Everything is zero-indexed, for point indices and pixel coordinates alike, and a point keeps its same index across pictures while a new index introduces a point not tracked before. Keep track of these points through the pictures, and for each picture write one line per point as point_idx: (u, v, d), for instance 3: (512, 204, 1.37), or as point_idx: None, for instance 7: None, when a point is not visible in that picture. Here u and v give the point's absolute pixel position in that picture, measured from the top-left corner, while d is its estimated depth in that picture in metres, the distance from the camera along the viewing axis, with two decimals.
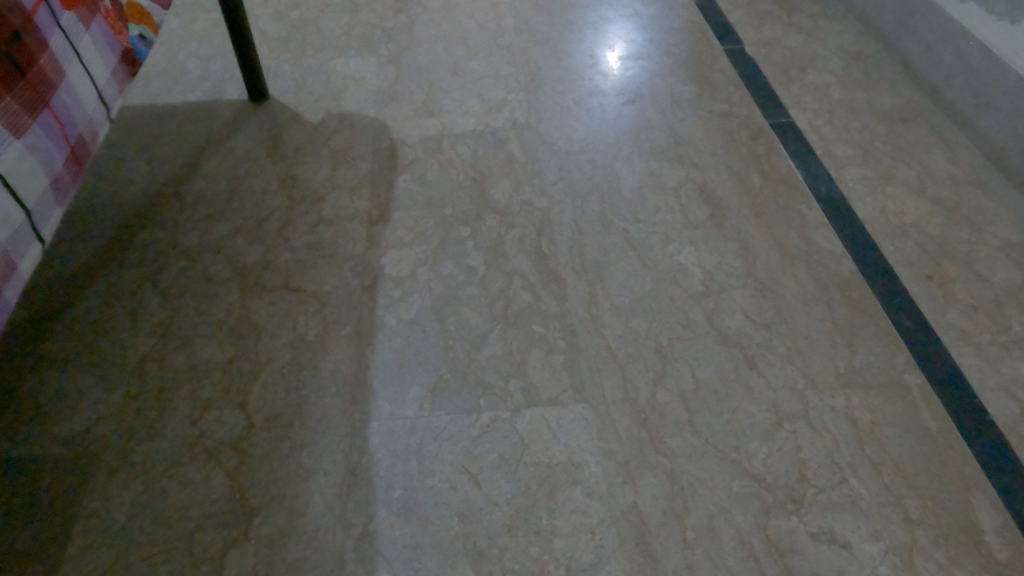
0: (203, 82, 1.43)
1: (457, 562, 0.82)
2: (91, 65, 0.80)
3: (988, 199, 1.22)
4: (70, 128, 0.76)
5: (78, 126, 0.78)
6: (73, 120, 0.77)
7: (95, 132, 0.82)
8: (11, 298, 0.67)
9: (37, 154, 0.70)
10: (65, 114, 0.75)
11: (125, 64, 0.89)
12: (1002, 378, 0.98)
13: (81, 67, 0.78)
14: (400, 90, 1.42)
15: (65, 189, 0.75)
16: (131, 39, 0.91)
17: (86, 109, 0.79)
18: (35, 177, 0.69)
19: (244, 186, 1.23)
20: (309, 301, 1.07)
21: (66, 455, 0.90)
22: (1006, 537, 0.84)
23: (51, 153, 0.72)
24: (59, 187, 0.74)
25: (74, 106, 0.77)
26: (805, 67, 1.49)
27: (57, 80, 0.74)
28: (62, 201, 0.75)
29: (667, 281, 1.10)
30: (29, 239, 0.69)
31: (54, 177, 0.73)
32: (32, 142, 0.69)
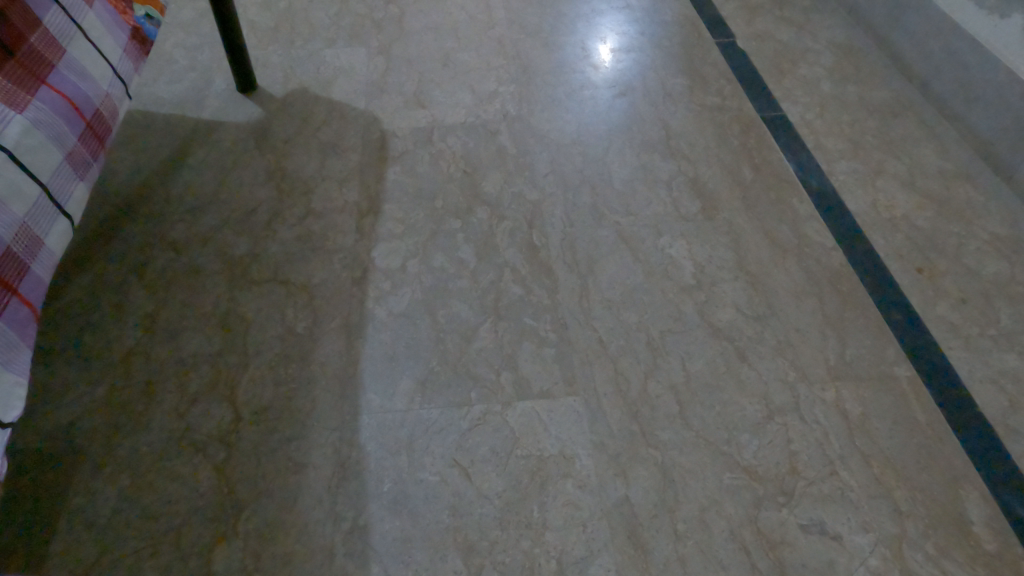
0: (190, 72, 1.41)
1: (448, 555, 0.81)
2: (96, 41, 0.79)
3: (977, 193, 1.22)
4: (83, 102, 0.75)
5: (91, 102, 0.76)
6: (85, 95, 0.76)
7: (112, 110, 0.80)
8: (37, 276, 0.66)
9: (48, 129, 0.68)
10: (73, 88, 0.74)
11: (134, 41, 0.87)
12: (991, 371, 0.99)
13: (85, 44, 0.77)
14: (390, 81, 1.41)
15: (81, 165, 0.74)
16: (139, 18, 0.89)
17: (99, 85, 0.79)
18: (47, 152, 0.68)
19: (232, 178, 1.21)
20: (298, 294, 1.05)
21: (50, 448, 0.89)
22: (995, 528, 0.84)
23: (64, 127, 0.71)
24: (75, 162, 0.73)
25: (84, 81, 0.76)
26: (796, 60, 1.49)
27: (56, 56, 0.72)
28: (80, 177, 0.74)
29: (659, 274, 1.09)
30: (46, 215, 0.67)
31: (68, 152, 0.71)
32: (36, 117, 0.67)
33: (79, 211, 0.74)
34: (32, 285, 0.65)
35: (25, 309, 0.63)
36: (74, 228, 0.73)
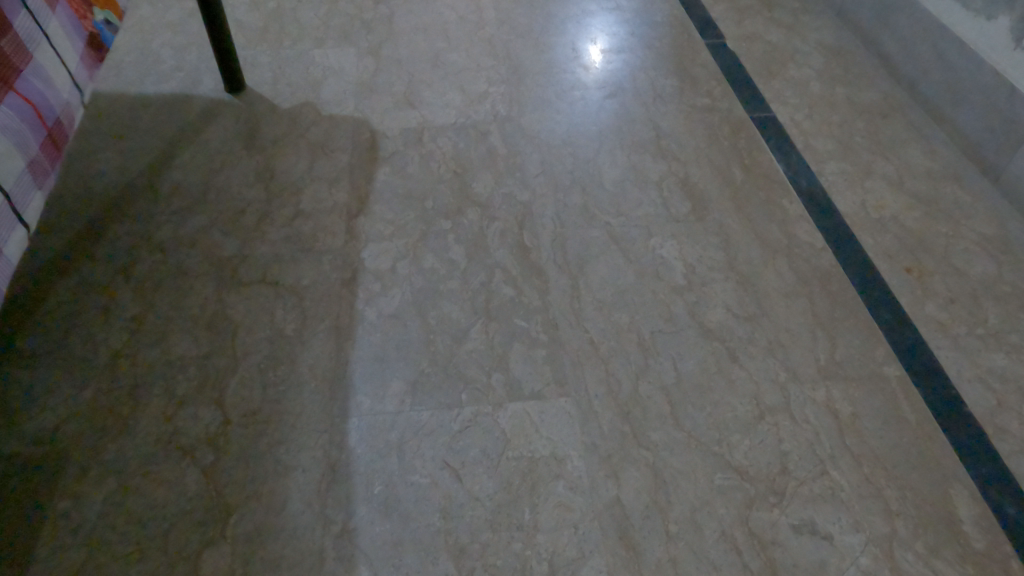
0: (178, 72, 1.40)
1: (439, 558, 0.81)
2: (60, 48, 0.79)
3: (965, 193, 1.23)
4: (46, 109, 0.75)
5: (54, 109, 0.76)
6: (48, 101, 0.75)
7: (71, 116, 0.81)
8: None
9: (13, 136, 0.68)
10: (38, 94, 0.73)
11: (93, 48, 0.87)
12: (979, 370, 0.99)
13: (49, 49, 0.77)
14: (380, 82, 1.40)
15: (43, 172, 0.74)
16: (98, 23, 0.89)
17: (61, 92, 0.78)
18: (11, 160, 0.68)
19: (220, 178, 1.20)
20: (287, 295, 1.05)
21: (35, 453, 0.88)
22: (984, 527, 0.85)
23: (26, 135, 0.71)
24: (35, 170, 0.73)
25: (48, 87, 0.76)
26: (786, 62, 1.50)
27: (23, 61, 0.71)
28: (42, 184, 0.74)
29: (650, 275, 1.09)
30: (9, 223, 0.68)
31: (32, 160, 0.72)
32: (3, 123, 0.67)
33: (35, 220, 0.74)
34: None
35: None
36: (31, 236, 0.73)
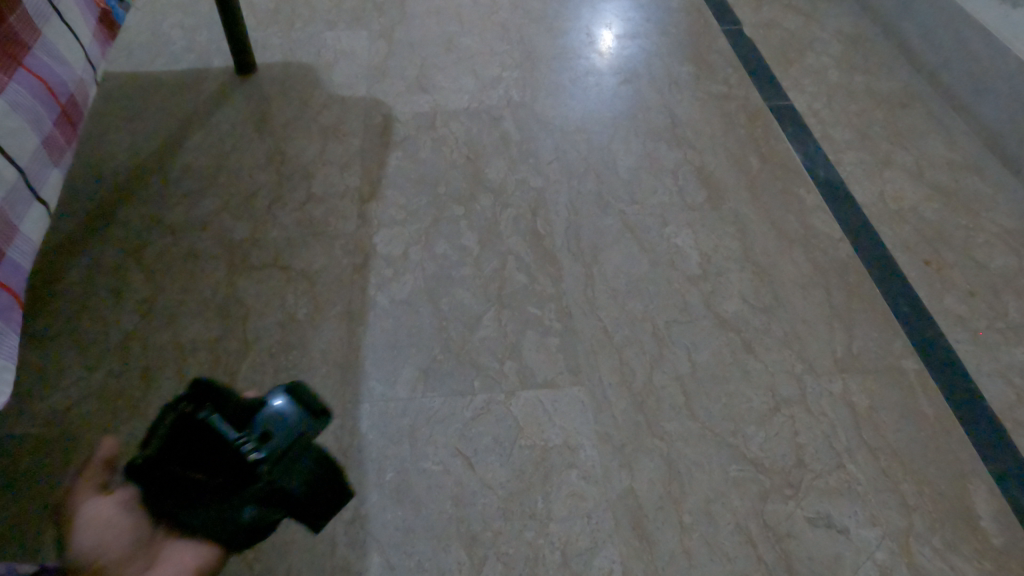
0: (188, 54, 1.39)
1: (451, 545, 0.80)
2: (73, 23, 0.77)
3: (985, 184, 1.21)
4: (60, 86, 0.74)
5: (68, 86, 0.75)
6: (63, 77, 0.74)
7: (86, 94, 0.80)
8: (17, 261, 0.65)
9: (25, 111, 0.67)
10: (52, 69, 0.72)
11: (104, 25, 0.86)
12: (998, 364, 0.98)
13: (61, 25, 0.75)
14: (392, 66, 1.38)
15: (60, 150, 0.73)
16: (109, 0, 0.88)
17: (75, 68, 0.77)
18: (26, 135, 0.66)
19: (231, 161, 1.19)
20: (298, 280, 1.04)
21: (47, 435, 0.88)
22: (1002, 522, 0.84)
23: (41, 111, 0.69)
24: (51, 147, 0.72)
25: (62, 63, 0.74)
26: (803, 49, 1.47)
27: (33, 39, 0.70)
28: (59, 161, 0.73)
29: (664, 264, 1.08)
30: (26, 199, 0.66)
31: (47, 137, 0.70)
32: (14, 98, 0.65)
33: (53, 198, 0.73)
34: (9, 270, 0.63)
35: (11, 295, 0.62)
36: (50, 215, 0.72)
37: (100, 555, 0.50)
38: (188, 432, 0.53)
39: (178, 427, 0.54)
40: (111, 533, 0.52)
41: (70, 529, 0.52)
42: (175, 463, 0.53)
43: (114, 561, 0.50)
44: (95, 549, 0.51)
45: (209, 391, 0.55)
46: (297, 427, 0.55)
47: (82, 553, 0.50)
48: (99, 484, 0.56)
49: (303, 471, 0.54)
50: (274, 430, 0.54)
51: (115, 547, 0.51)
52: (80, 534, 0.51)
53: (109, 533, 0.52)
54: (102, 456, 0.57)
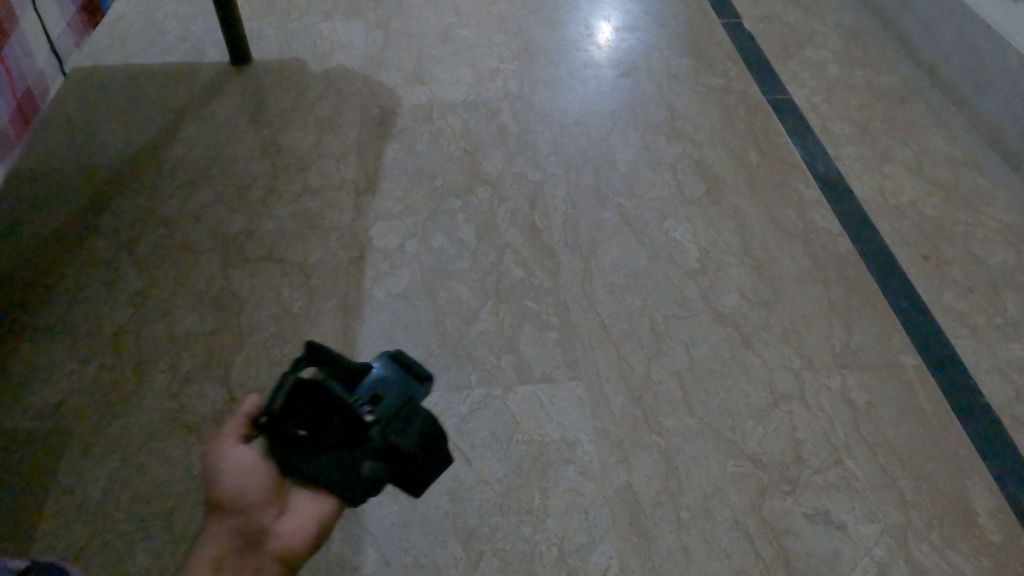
0: (183, 43, 1.37)
1: (447, 541, 0.80)
2: (45, 14, 0.76)
3: (985, 180, 1.20)
4: (19, 78, 0.72)
5: (28, 80, 0.74)
6: (23, 69, 0.73)
7: (46, 87, 0.78)
8: None
9: None
10: (14, 60, 0.71)
11: (79, 16, 0.85)
12: (997, 360, 0.98)
13: (33, 15, 0.74)
14: (389, 57, 1.37)
15: (8, 145, 0.71)
16: None
17: (37, 61, 0.76)
18: None
19: (226, 152, 1.18)
20: (294, 273, 1.03)
21: (39, 428, 0.87)
22: (1000, 519, 0.83)
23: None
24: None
25: (25, 54, 0.73)
26: (803, 43, 1.46)
27: (8, 27, 0.69)
28: (3, 156, 0.71)
29: (663, 258, 1.07)
30: None
31: None
32: None
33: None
34: None
35: None
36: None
37: (246, 498, 0.62)
38: (309, 392, 0.63)
39: (300, 388, 0.63)
40: (253, 480, 0.64)
41: (220, 470, 0.64)
42: (298, 418, 0.63)
43: (258, 507, 0.62)
44: (238, 492, 0.62)
45: (325, 358, 0.64)
46: (403, 390, 0.66)
47: (232, 491, 0.62)
48: (238, 433, 0.67)
49: (411, 428, 0.64)
50: (384, 392, 0.65)
51: (257, 492, 0.63)
52: (229, 475, 0.63)
53: (251, 479, 0.63)
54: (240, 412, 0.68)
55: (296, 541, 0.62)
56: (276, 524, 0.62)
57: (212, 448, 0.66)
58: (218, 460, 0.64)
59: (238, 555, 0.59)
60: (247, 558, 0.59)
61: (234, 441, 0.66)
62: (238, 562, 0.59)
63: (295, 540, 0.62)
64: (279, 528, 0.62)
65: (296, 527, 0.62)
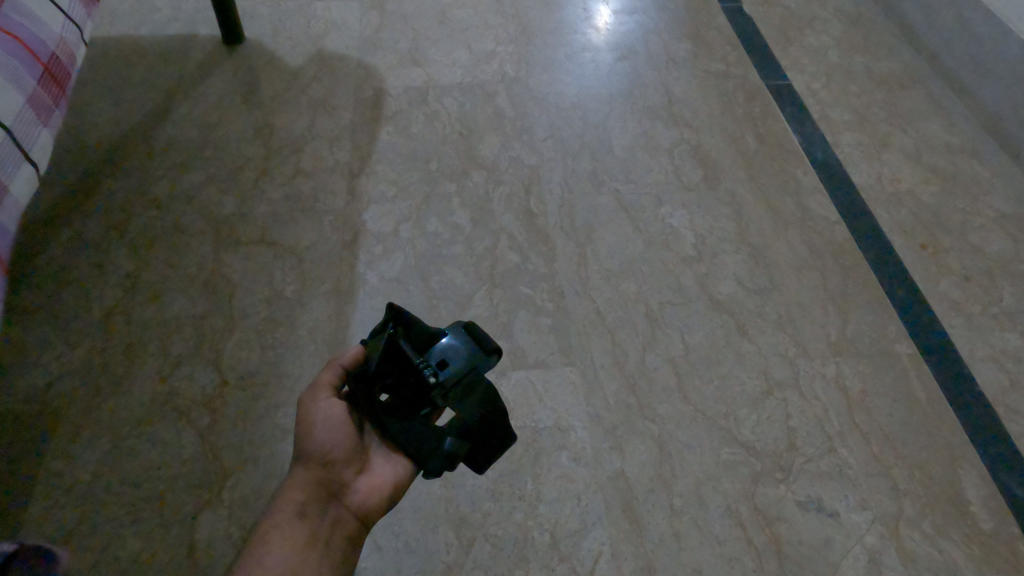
0: (174, 22, 1.34)
1: (439, 527, 0.80)
2: None
3: (983, 168, 1.20)
4: (40, 45, 0.74)
5: (49, 44, 0.76)
6: (41, 37, 0.75)
7: (70, 53, 0.80)
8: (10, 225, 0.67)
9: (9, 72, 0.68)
10: (30, 30, 0.73)
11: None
12: (992, 349, 0.98)
13: None
14: (383, 38, 1.35)
15: (47, 110, 0.74)
16: None
17: (53, 28, 0.78)
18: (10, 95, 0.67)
19: (218, 133, 1.16)
20: (286, 256, 1.02)
21: (28, 410, 0.86)
22: (992, 508, 0.84)
23: (24, 72, 0.70)
24: (39, 108, 0.73)
25: (38, 24, 0.75)
26: (803, 28, 1.44)
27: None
28: (47, 122, 0.74)
29: (659, 244, 1.07)
30: (19, 161, 0.68)
31: (31, 96, 0.71)
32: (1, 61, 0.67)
33: (46, 160, 0.74)
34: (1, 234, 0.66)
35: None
36: (42, 176, 0.74)
37: (331, 452, 0.62)
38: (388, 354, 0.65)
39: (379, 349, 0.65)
40: (337, 435, 0.63)
41: (309, 421, 0.63)
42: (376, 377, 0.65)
43: (340, 463, 0.62)
44: (324, 444, 0.62)
45: (404, 317, 0.66)
46: (470, 361, 0.64)
47: (316, 444, 0.62)
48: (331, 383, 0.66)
49: (474, 399, 0.62)
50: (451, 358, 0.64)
51: (341, 448, 0.62)
52: (317, 427, 0.62)
53: (337, 434, 0.63)
54: (340, 362, 0.67)
55: (373, 500, 0.62)
56: (355, 483, 0.62)
57: (307, 396, 0.65)
58: (309, 411, 0.64)
59: (319, 505, 0.59)
60: (328, 510, 0.59)
61: (327, 391, 0.66)
62: (319, 512, 0.59)
63: (372, 500, 0.62)
64: (357, 485, 0.62)
65: (373, 488, 0.62)
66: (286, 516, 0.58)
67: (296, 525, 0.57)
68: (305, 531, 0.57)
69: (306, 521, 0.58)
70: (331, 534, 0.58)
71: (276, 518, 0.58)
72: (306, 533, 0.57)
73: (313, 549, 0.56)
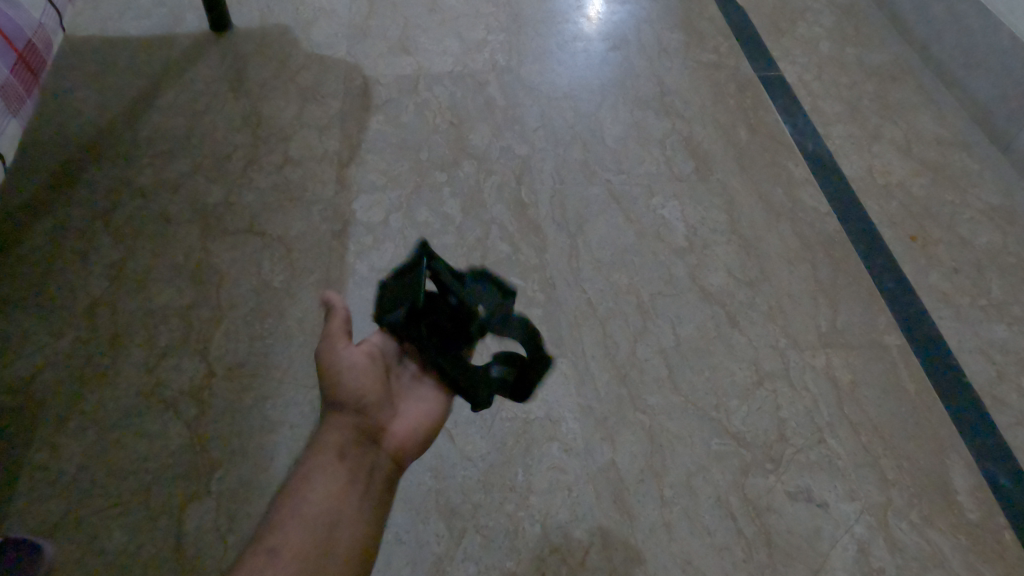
0: (160, 7, 1.32)
1: (430, 518, 0.79)
2: None
3: (973, 161, 1.20)
4: (17, 33, 0.75)
5: (27, 32, 0.76)
6: (20, 24, 0.75)
7: (47, 40, 0.81)
8: None
9: None
10: (10, 18, 0.73)
11: None
12: (980, 341, 0.98)
13: None
14: (373, 26, 1.33)
15: (18, 100, 0.75)
16: None
17: (33, 14, 0.78)
18: None
19: (204, 121, 1.14)
20: (274, 246, 1.01)
21: (12, 402, 0.85)
22: (978, 498, 0.84)
23: None
24: (10, 98, 0.74)
25: (19, 11, 0.76)
26: (796, 19, 1.44)
27: None
28: (16, 112, 0.75)
29: (650, 235, 1.06)
30: None
31: (3, 87, 0.72)
32: None
33: (11, 150, 0.75)
34: None
35: None
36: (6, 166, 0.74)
37: (361, 398, 0.66)
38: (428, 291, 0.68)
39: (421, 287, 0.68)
40: (366, 383, 0.66)
41: (335, 370, 0.66)
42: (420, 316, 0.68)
43: (374, 407, 0.66)
44: (355, 393, 0.66)
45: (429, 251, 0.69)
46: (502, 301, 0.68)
47: (347, 392, 0.65)
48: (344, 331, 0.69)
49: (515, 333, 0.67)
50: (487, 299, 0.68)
51: (372, 394, 0.66)
52: (344, 376, 0.66)
53: (366, 382, 0.66)
54: (339, 310, 0.69)
55: (406, 445, 0.66)
56: (389, 426, 0.66)
57: (326, 346, 0.68)
58: (334, 359, 0.67)
59: (356, 450, 0.63)
60: (366, 453, 0.63)
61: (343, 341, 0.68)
62: (358, 454, 0.63)
63: (407, 443, 0.66)
64: (392, 429, 0.66)
65: (405, 434, 0.67)
66: (328, 458, 0.61)
67: (337, 467, 0.61)
68: (349, 471, 0.61)
69: (345, 462, 0.61)
70: (369, 476, 0.62)
71: (319, 459, 0.61)
72: (347, 471, 0.61)
73: (357, 487, 0.60)
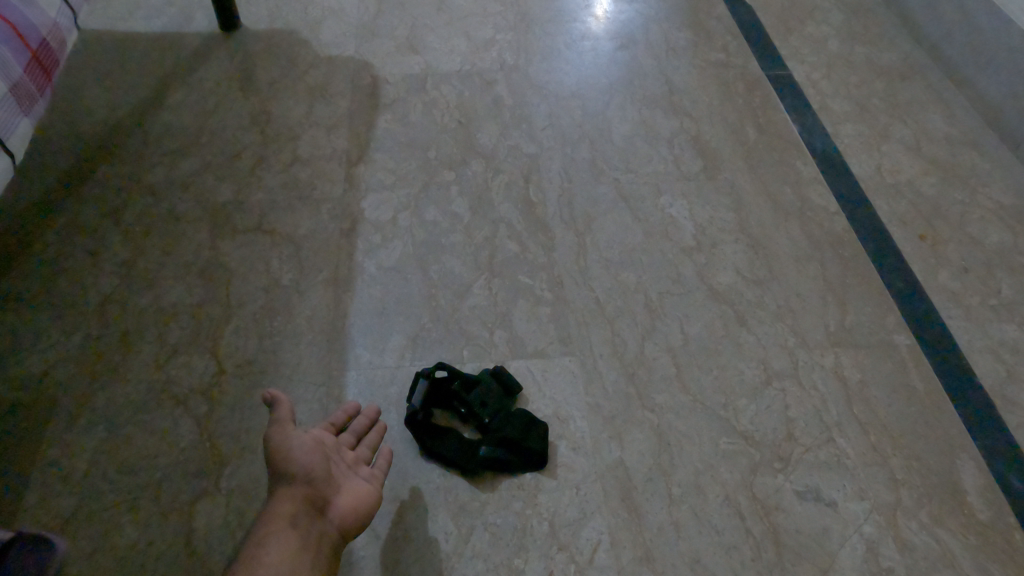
0: (169, 7, 1.33)
1: (438, 515, 0.80)
2: None
3: (983, 160, 1.19)
4: (30, 31, 0.75)
5: (40, 29, 0.77)
6: (33, 22, 0.76)
7: (62, 39, 0.81)
8: None
9: None
10: (19, 15, 0.74)
11: None
12: (990, 341, 0.98)
13: None
14: (381, 25, 1.33)
15: (30, 98, 0.75)
16: None
17: (47, 12, 0.79)
18: None
19: (214, 120, 1.15)
20: (284, 244, 1.01)
21: (24, 398, 0.85)
22: (988, 498, 0.84)
23: (10, 58, 0.72)
24: (22, 96, 0.74)
25: (31, 9, 0.76)
26: (804, 18, 1.43)
27: None
28: (28, 110, 0.75)
29: (658, 234, 1.06)
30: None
31: (14, 84, 0.72)
32: None
33: (23, 149, 0.75)
34: None
35: None
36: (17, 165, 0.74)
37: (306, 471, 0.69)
38: None
39: None
40: (314, 458, 0.70)
41: (285, 449, 0.70)
42: None
43: (322, 482, 0.69)
44: (303, 466, 0.69)
45: None
46: None
47: (295, 466, 0.69)
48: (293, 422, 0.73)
49: None
50: None
51: (320, 468, 0.70)
52: (295, 452, 0.70)
53: (312, 455, 0.70)
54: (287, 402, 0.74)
55: (353, 515, 0.69)
56: (336, 497, 0.69)
57: (277, 430, 0.72)
58: (285, 438, 0.71)
59: (308, 518, 0.66)
60: (315, 521, 0.66)
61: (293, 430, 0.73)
62: (307, 522, 0.66)
63: (354, 512, 0.69)
64: (336, 500, 0.69)
65: (353, 504, 0.70)
66: (279, 526, 0.64)
67: (289, 534, 0.64)
68: (299, 538, 0.64)
69: (295, 528, 0.65)
70: (317, 545, 0.65)
71: (271, 527, 0.64)
72: (297, 540, 0.64)
73: (306, 552, 0.64)
